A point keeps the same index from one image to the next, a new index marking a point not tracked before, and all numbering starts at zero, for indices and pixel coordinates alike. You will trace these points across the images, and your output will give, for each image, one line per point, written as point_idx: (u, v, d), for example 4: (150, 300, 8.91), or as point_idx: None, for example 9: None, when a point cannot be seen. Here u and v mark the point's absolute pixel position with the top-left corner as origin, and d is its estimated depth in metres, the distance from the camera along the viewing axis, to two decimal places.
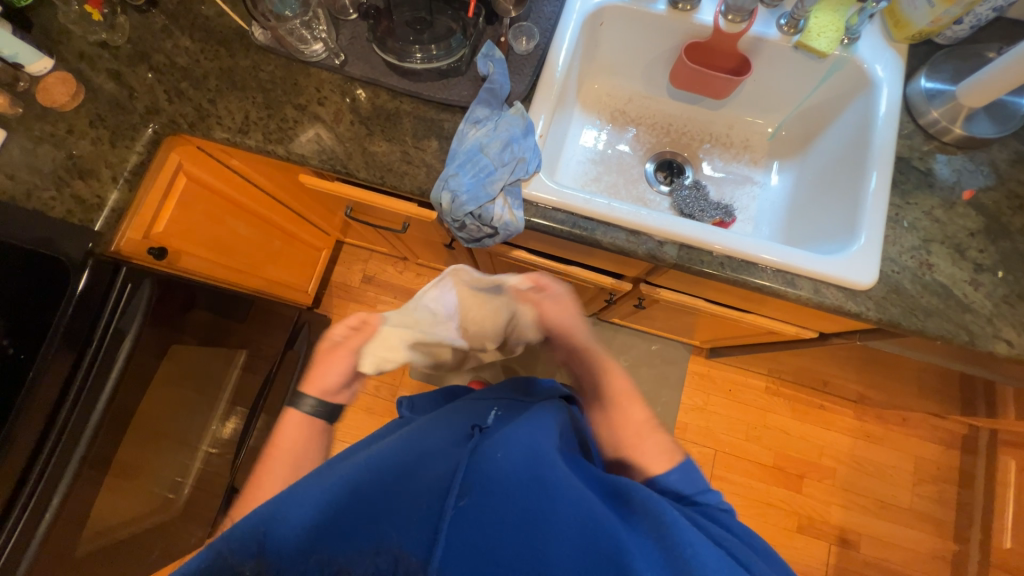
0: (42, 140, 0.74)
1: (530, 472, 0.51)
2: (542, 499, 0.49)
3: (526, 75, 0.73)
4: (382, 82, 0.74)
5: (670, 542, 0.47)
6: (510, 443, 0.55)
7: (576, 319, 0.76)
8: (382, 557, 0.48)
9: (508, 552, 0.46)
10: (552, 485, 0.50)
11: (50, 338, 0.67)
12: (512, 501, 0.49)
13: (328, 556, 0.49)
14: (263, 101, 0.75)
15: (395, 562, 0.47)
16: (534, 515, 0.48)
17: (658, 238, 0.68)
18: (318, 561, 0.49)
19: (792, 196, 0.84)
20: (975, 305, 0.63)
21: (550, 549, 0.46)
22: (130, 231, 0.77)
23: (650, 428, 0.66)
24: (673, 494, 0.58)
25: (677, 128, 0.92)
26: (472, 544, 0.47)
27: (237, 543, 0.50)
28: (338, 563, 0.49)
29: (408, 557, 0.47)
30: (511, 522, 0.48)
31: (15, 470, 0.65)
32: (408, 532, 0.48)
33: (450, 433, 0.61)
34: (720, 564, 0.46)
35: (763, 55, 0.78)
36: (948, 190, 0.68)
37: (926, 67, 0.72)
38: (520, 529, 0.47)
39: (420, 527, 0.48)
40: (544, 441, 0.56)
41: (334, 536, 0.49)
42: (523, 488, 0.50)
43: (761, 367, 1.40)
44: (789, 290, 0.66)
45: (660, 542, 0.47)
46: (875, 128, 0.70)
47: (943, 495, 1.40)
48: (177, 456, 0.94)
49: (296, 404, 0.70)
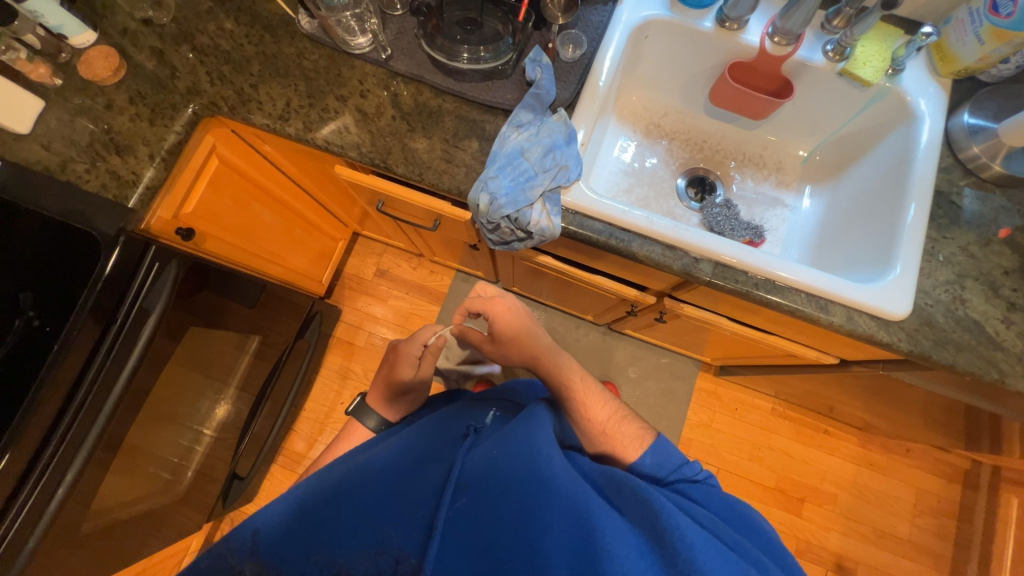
0: (80, 113, 0.74)
1: (527, 469, 0.52)
2: (538, 495, 0.50)
3: (571, 83, 0.73)
4: (426, 79, 0.73)
5: (660, 530, 0.48)
6: (505, 442, 0.56)
7: (528, 325, 0.78)
8: (383, 557, 0.48)
9: (505, 547, 0.46)
10: (547, 482, 0.51)
11: (78, 312, 0.67)
12: (508, 498, 0.50)
13: (329, 556, 0.49)
14: (305, 90, 0.74)
15: (395, 563, 0.48)
16: (529, 511, 0.49)
17: (694, 255, 0.68)
18: (318, 560, 0.49)
19: (822, 221, 0.84)
20: (1006, 343, 0.63)
21: (545, 545, 0.46)
22: (161, 211, 0.77)
23: (616, 419, 0.70)
24: (650, 477, 0.64)
25: (711, 146, 0.92)
26: (469, 541, 0.47)
27: (239, 545, 0.51)
28: (338, 563, 0.48)
29: (407, 557, 0.48)
30: (508, 519, 0.48)
31: (31, 445, 0.64)
32: (409, 532, 0.49)
33: (445, 435, 0.63)
34: (708, 546, 0.48)
35: (805, 79, 0.79)
36: (984, 226, 0.69)
37: (968, 102, 0.72)
38: (516, 524, 0.48)
39: (417, 525, 0.49)
40: (538, 436, 0.56)
41: (334, 534, 0.50)
42: (520, 485, 0.51)
43: (769, 388, 1.40)
44: (822, 315, 0.65)
45: (652, 533, 0.49)
46: (914, 160, 0.71)
47: (941, 528, 1.40)
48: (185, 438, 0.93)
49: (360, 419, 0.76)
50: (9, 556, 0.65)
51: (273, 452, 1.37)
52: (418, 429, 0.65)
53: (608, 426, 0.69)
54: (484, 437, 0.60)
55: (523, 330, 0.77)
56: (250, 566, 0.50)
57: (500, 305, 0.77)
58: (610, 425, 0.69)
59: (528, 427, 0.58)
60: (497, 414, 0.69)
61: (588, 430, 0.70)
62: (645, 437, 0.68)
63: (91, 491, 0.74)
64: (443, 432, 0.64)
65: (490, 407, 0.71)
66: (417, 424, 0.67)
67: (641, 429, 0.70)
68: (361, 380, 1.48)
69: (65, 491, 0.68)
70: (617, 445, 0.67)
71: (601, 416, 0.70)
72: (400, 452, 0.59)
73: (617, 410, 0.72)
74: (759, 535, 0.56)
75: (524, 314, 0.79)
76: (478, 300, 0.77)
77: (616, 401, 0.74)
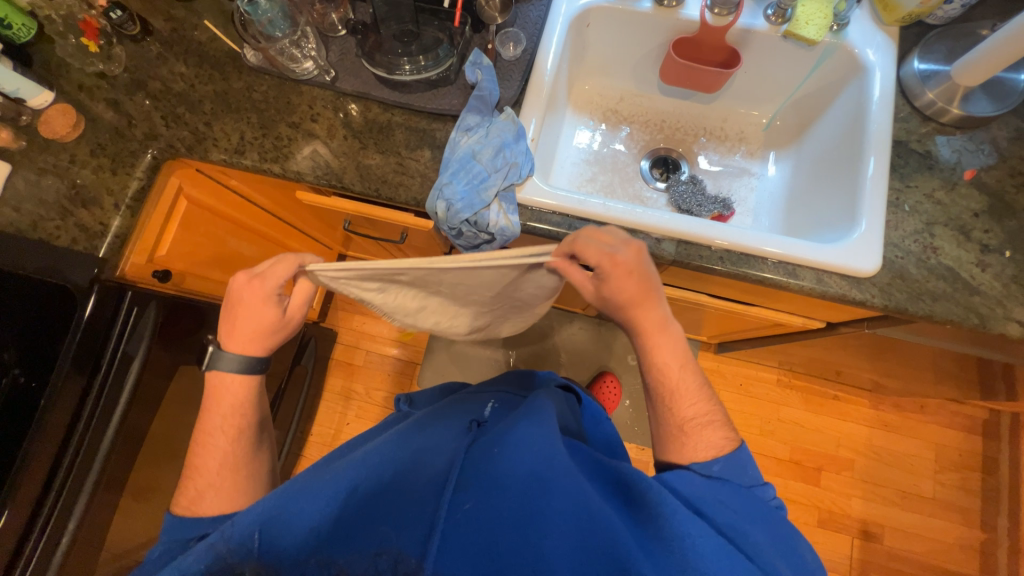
0: (45, 171, 0.76)
1: (529, 469, 0.49)
2: (539, 497, 0.47)
3: (515, 81, 0.74)
4: (372, 95, 0.74)
5: (667, 533, 0.46)
6: (507, 437, 0.54)
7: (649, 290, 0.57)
8: (382, 558, 0.44)
9: (508, 551, 0.44)
10: (550, 481, 0.48)
11: (60, 365, 0.69)
12: (510, 498, 0.47)
13: (328, 557, 0.45)
14: (257, 121, 0.76)
15: (396, 563, 0.44)
16: (530, 513, 0.46)
17: (655, 236, 0.68)
18: (318, 562, 0.45)
19: (791, 185, 0.83)
20: (983, 287, 0.62)
21: (548, 548, 0.44)
22: (135, 256, 0.79)
23: (703, 421, 0.59)
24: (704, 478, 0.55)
25: (671, 124, 0.92)
26: (472, 539, 0.45)
27: (241, 543, 0.48)
28: (338, 564, 0.45)
29: (408, 556, 0.44)
30: (510, 519, 0.46)
31: (29, 500, 0.67)
32: (410, 532, 0.45)
33: (447, 428, 0.60)
34: (717, 555, 0.45)
35: (752, 46, 0.78)
36: (949, 171, 0.67)
37: (918, 48, 0.71)
38: (518, 528, 0.45)
39: (418, 525, 0.46)
40: (542, 432, 0.54)
41: (334, 537, 0.46)
42: (520, 485, 0.48)
43: (772, 359, 1.38)
44: (791, 281, 0.65)
45: (657, 533, 0.46)
46: (870, 111, 0.70)
47: (967, 483, 1.36)
48: None
49: (217, 362, 0.61)
50: None
51: (286, 479, 1.39)
52: (416, 424, 0.62)
53: (688, 425, 0.59)
54: (486, 431, 0.57)
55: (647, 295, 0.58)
56: (251, 566, 0.47)
57: (621, 267, 0.56)
58: (692, 424, 0.59)
59: (531, 423, 0.55)
60: (496, 404, 0.66)
61: (663, 414, 0.61)
62: (723, 453, 0.56)
63: (94, 536, 0.76)
64: (443, 423, 0.61)
65: (490, 396, 0.69)
66: (416, 418, 0.64)
67: (725, 440, 0.58)
68: (365, 399, 1.49)
69: (69, 537, 0.71)
70: (688, 445, 0.58)
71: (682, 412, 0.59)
72: (398, 450, 0.55)
73: (708, 411, 0.60)
74: (794, 555, 0.49)
75: (657, 275, 0.57)
76: (595, 250, 0.55)
77: (716, 402, 0.61)
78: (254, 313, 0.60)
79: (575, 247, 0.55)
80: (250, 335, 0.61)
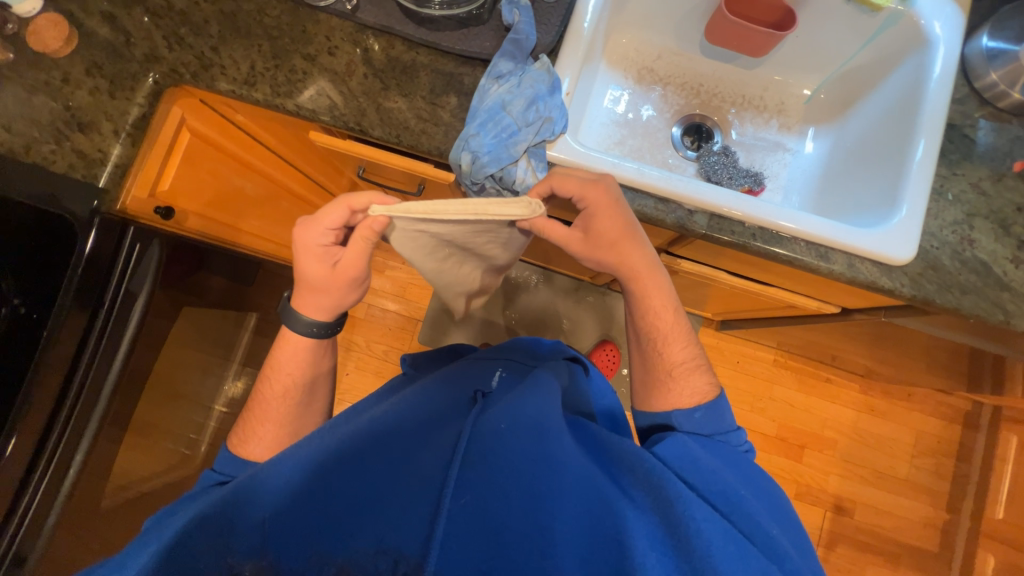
0: (36, 89, 0.69)
1: (537, 449, 0.47)
2: (547, 478, 0.45)
3: (553, 26, 0.69)
4: (397, 31, 0.68)
5: (675, 520, 0.43)
6: (515, 412, 0.50)
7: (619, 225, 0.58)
8: (382, 557, 0.41)
9: (513, 531, 0.42)
10: (558, 464, 0.46)
11: (62, 299, 0.66)
12: (519, 478, 0.45)
13: (328, 553, 0.42)
14: (269, 50, 0.69)
15: (396, 563, 0.41)
16: (539, 493, 0.44)
17: (688, 207, 0.65)
18: (319, 559, 0.42)
19: (826, 164, 0.80)
20: (1014, 283, 0.61)
21: (555, 531, 0.42)
22: (136, 190, 0.74)
23: (691, 366, 0.61)
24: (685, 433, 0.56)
25: (708, 89, 0.86)
26: (478, 523, 0.42)
27: (240, 541, 0.44)
28: (338, 563, 0.42)
29: (408, 556, 0.41)
30: (517, 499, 0.44)
31: (35, 434, 0.65)
32: (408, 527, 0.43)
33: (449, 397, 0.57)
34: (726, 542, 0.42)
35: (808, 7, 0.74)
36: (998, 161, 0.65)
37: (990, 23, 0.67)
38: (524, 507, 0.43)
39: (419, 521, 0.43)
40: (550, 412, 0.51)
41: (333, 527, 0.43)
42: (529, 464, 0.46)
43: (771, 340, 1.40)
44: (822, 264, 0.63)
45: (664, 520, 0.43)
46: (926, 92, 0.66)
47: (940, 468, 1.43)
48: (179, 411, 0.97)
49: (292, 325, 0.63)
50: (31, 532, 0.67)
51: None
52: (420, 390, 0.58)
53: (675, 370, 0.61)
54: (493, 403, 0.54)
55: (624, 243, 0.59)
56: (252, 566, 0.43)
57: (599, 199, 0.57)
58: (677, 370, 0.60)
59: (540, 400, 0.52)
60: (505, 374, 0.63)
61: (651, 359, 0.62)
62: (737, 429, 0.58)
63: (99, 469, 0.75)
64: (447, 391, 0.58)
65: (496, 363, 0.65)
66: (422, 381, 0.61)
67: (708, 386, 0.60)
68: (364, 352, 1.43)
69: (77, 470, 0.70)
70: (674, 390, 0.59)
71: (670, 355, 0.61)
72: (402, 416, 0.53)
73: (694, 359, 0.62)
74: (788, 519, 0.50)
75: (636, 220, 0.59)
76: (575, 185, 0.58)
77: (698, 348, 0.63)
78: (346, 255, 0.57)
79: (557, 188, 0.58)
80: (315, 298, 0.61)
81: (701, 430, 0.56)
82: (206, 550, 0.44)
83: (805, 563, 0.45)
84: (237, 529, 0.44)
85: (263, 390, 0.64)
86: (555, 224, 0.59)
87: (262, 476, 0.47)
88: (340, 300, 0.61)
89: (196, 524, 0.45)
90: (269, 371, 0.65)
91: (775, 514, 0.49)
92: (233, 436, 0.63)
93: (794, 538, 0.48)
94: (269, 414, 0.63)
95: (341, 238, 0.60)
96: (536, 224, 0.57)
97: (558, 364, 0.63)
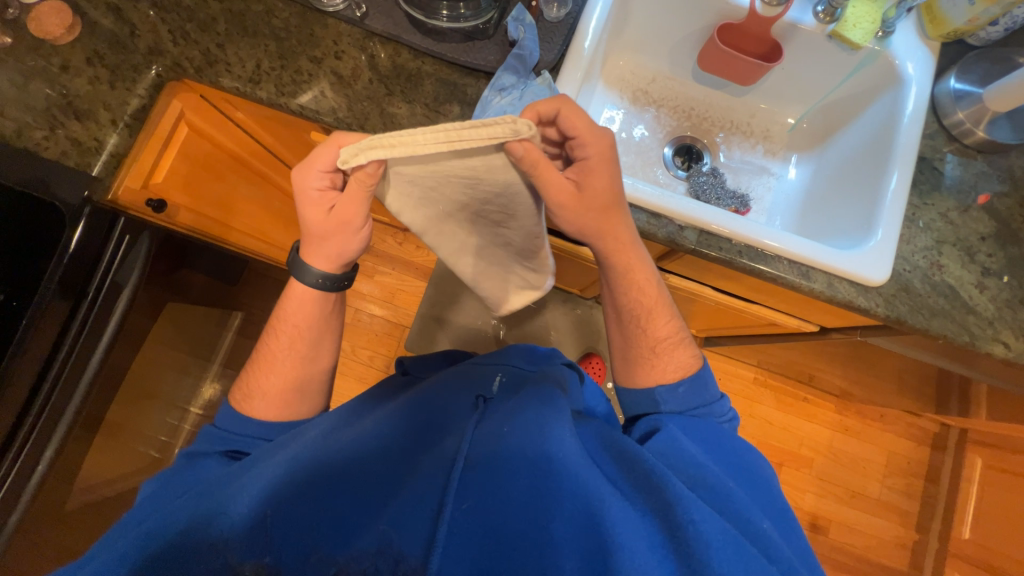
0: (33, 75, 0.69)
1: (539, 449, 0.48)
2: (550, 480, 0.45)
3: (555, 44, 0.72)
4: (404, 40, 0.70)
5: (673, 522, 0.43)
6: (517, 418, 0.52)
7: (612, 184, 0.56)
8: (382, 556, 0.40)
9: (516, 532, 0.42)
10: (560, 464, 0.47)
11: (44, 287, 0.64)
12: (518, 479, 0.45)
13: (328, 554, 0.41)
14: (276, 50, 0.70)
15: (396, 563, 0.40)
16: (541, 494, 0.44)
17: (679, 223, 0.67)
18: (318, 561, 0.41)
19: (809, 189, 0.84)
20: (979, 307, 0.65)
21: (556, 532, 0.42)
22: (129, 181, 0.73)
23: (674, 340, 0.63)
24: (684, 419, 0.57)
25: (699, 113, 0.90)
26: (480, 523, 0.43)
27: (232, 533, 0.42)
28: (339, 563, 0.40)
29: (409, 557, 0.41)
30: (519, 501, 0.44)
31: (3, 427, 0.63)
32: (408, 527, 0.42)
33: (452, 402, 0.58)
34: (724, 542, 0.42)
35: (794, 43, 0.78)
36: (964, 193, 0.70)
37: (956, 66, 0.73)
38: (527, 508, 0.44)
39: (422, 520, 0.43)
40: (552, 415, 0.52)
41: (333, 527, 0.43)
42: (531, 466, 0.46)
43: (752, 358, 1.44)
44: (804, 282, 0.66)
45: (663, 523, 0.43)
46: (901, 126, 0.71)
47: (910, 488, 1.47)
48: (151, 412, 0.94)
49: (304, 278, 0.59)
50: None
51: None
52: (424, 395, 0.59)
53: (660, 347, 0.62)
54: (493, 410, 0.56)
55: (606, 206, 0.57)
56: (252, 566, 0.41)
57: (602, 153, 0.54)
58: (662, 346, 0.62)
59: (542, 405, 0.54)
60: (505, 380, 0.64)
61: (637, 337, 0.63)
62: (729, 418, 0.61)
63: (67, 467, 0.72)
64: (450, 395, 0.59)
65: (496, 370, 0.66)
66: (423, 386, 0.62)
67: (691, 359, 0.63)
68: (349, 357, 1.42)
69: (45, 468, 0.67)
70: (661, 367, 0.61)
71: (656, 332, 0.62)
72: (405, 420, 0.54)
73: (677, 332, 0.64)
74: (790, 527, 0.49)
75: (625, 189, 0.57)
76: (583, 123, 0.53)
77: (681, 321, 0.65)
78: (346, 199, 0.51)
79: (563, 117, 0.52)
80: (324, 246, 0.57)
81: (684, 407, 0.59)
82: (179, 553, 0.41)
83: (802, 564, 0.45)
84: (225, 514, 0.43)
85: (270, 351, 0.62)
86: (552, 168, 0.51)
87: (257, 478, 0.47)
88: (348, 245, 0.57)
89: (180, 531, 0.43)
90: (275, 323, 0.62)
91: (771, 515, 0.49)
92: (234, 393, 0.62)
93: (792, 535, 0.48)
94: (275, 367, 0.61)
95: (339, 181, 0.53)
96: (531, 156, 0.48)
97: (564, 373, 0.64)
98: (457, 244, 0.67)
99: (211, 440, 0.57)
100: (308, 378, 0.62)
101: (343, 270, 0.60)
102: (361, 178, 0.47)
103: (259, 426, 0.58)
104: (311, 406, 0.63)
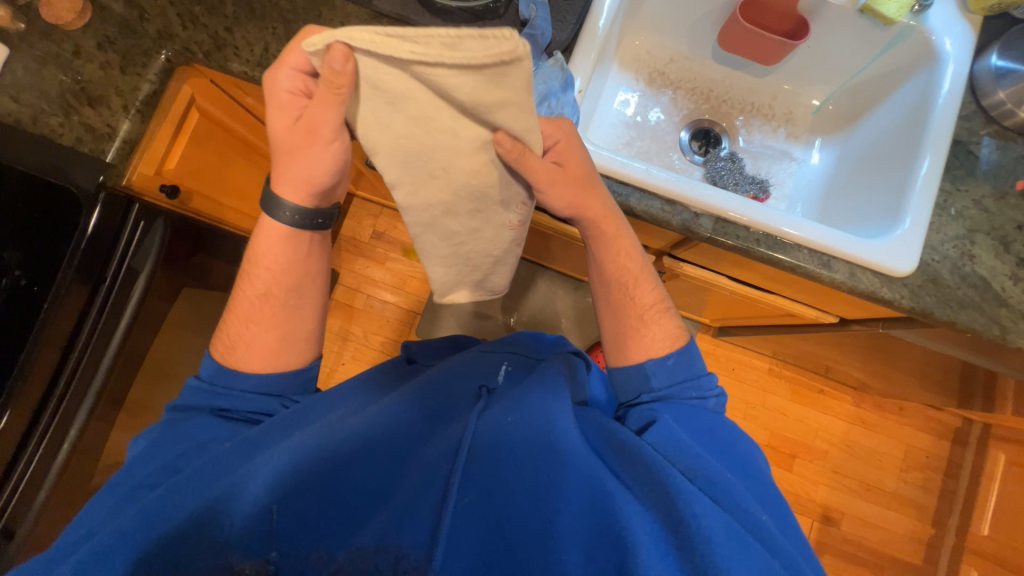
0: (46, 61, 0.69)
1: (541, 443, 0.47)
2: (552, 474, 0.45)
3: (569, 23, 0.69)
4: (412, 20, 0.69)
5: (675, 516, 0.42)
6: (521, 407, 0.51)
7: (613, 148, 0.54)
8: (383, 555, 0.40)
9: (517, 528, 0.42)
10: (562, 458, 0.46)
11: (64, 272, 0.66)
12: (520, 474, 0.45)
13: (330, 552, 0.41)
14: (284, 33, 0.69)
15: (396, 562, 0.40)
16: (542, 488, 0.44)
17: (694, 210, 0.65)
18: (319, 558, 0.41)
19: (833, 175, 0.80)
20: (1012, 300, 0.61)
21: (558, 526, 0.42)
22: (142, 166, 0.73)
23: (660, 309, 0.61)
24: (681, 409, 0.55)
25: (718, 95, 0.87)
26: (481, 520, 0.43)
27: (239, 520, 0.43)
28: (338, 562, 0.41)
29: (410, 554, 0.41)
30: (520, 498, 0.44)
31: (28, 407, 0.65)
32: (409, 524, 0.42)
33: (456, 391, 0.58)
34: (727, 537, 0.41)
35: (822, 18, 0.74)
36: (1001, 178, 0.66)
37: (1000, 42, 0.69)
38: (529, 505, 0.43)
39: (423, 515, 0.43)
40: (556, 406, 0.51)
41: (336, 521, 0.43)
42: (533, 460, 0.46)
43: (767, 348, 1.41)
44: (824, 272, 0.63)
45: (665, 516, 0.43)
46: (934, 109, 0.67)
47: (928, 482, 1.44)
48: None
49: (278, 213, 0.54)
50: (22, 505, 0.66)
51: None
52: (428, 381, 0.58)
53: (646, 315, 0.60)
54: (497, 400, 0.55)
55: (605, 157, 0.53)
56: (252, 565, 0.41)
57: None
58: (648, 314, 0.60)
59: (546, 394, 0.52)
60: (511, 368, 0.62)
61: (619, 306, 0.61)
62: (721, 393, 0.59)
63: (92, 446, 0.75)
64: (454, 383, 0.58)
65: (501, 356, 0.64)
66: (426, 373, 0.61)
67: (678, 329, 0.61)
68: (361, 342, 1.43)
69: (71, 445, 0.70)
70: (646, 336, 0.59)
71: (642, 299, 0.60)
72: (408, 408, 0.54)
73: (664, 301, 0.62)
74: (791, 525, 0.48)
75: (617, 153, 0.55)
76: None
77: (666, 290, 0.63)
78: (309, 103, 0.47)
79: None
80: (294, 166, 0.52)
81: (675, 379, 0.57)
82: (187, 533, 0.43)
83: (804, 559, 0.44)
84: (232, 504, 0.44)
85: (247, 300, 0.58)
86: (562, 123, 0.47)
87: (266, 462, 0.47)
88: (319, 165, 0.51)
89: (186, 518, 0.43)
90: (250, 266, 0.58)
91: (774, 511, 0.48)
92: (217, 344, 0.58)
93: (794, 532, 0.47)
94: (256, 315, 0.57)
95: (313, 87, 0.50)
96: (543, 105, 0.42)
97: (566, 356, 0.62)
98: (427, 217, 0.55)
99: (198, 394, 0.55)
100: (298, 327, 0.59)
101: (318, 205, 0.55)
102: (327, 79, 0.41)
103: (248, 379, 0.56)
104: (301, 355, 0.60)
